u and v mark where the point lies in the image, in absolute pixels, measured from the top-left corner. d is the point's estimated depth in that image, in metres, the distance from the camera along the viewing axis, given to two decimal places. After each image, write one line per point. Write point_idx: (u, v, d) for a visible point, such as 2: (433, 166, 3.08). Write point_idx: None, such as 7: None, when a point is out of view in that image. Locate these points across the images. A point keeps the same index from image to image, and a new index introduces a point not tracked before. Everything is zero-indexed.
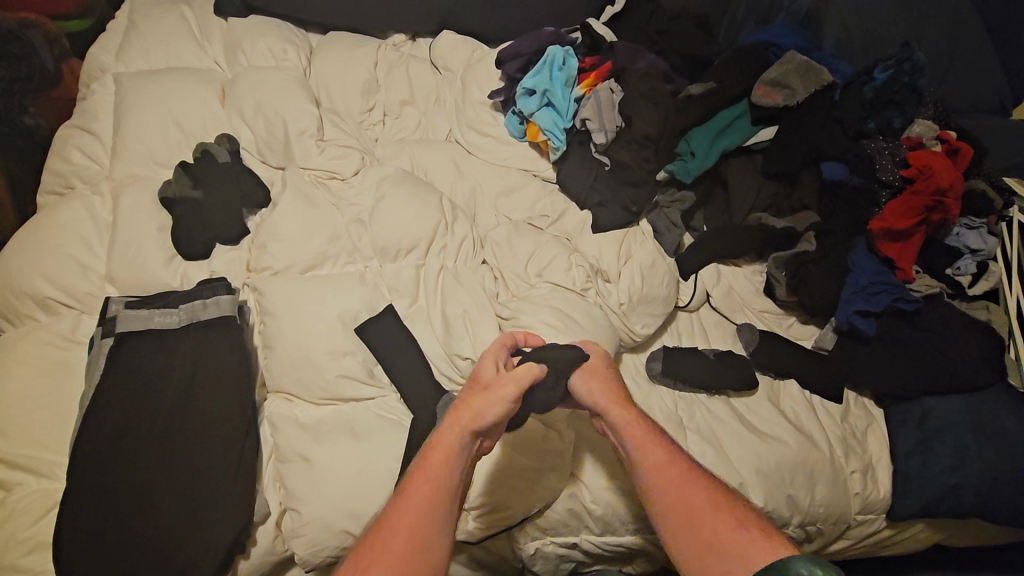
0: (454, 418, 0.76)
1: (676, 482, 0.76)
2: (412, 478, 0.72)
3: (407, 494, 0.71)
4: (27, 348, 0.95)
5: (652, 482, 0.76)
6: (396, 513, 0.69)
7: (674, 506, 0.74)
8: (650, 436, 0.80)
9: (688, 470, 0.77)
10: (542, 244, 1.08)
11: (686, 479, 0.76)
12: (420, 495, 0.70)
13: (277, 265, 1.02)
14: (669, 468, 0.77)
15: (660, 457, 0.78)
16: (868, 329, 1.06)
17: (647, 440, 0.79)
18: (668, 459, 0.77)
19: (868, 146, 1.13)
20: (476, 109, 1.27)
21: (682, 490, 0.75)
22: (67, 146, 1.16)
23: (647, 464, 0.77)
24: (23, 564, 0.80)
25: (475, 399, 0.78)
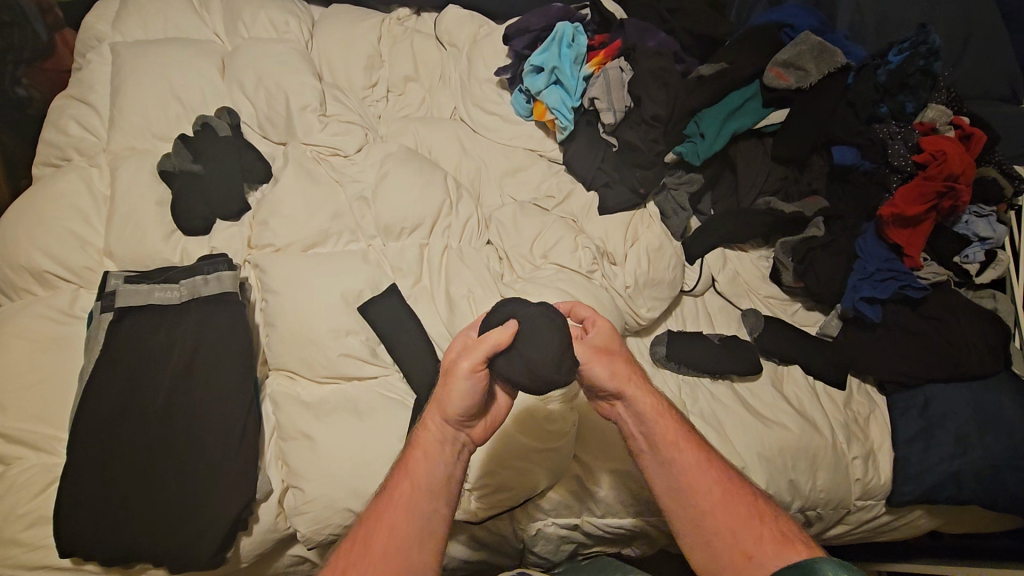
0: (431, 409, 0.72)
1: (709, 488, 0.71)
2: (396, 476, 0.70)
3: (391, 495, 0.69)
4: (25, 322, 0.94)
5: (685, 486, 0.72)
6: (382, 510, 0.68)
7: (707, 514, 0.70)
8: (680, 435, 0.74)
9: (719, 471, 0.73)
10: (548, 225, 1.07)
11: (720, 483, 0.72)
12: (404, 494, 0.68)
13: (279, 242, 1.00)
14: (702, 471, 0.72)
15: (691, 458, 0.73)
16: (873, 316, 1.06)
17: (677, 439, 0.74)
18: (700, 461, 0.73)
19: (881, 130, 1.11)
20: (482, 87, 1.25)
21: (716, 492, 0.71)
22: (63, 118, 1.14)
23: (677, 467, 0.72)
24: (25, 537, 0.80)
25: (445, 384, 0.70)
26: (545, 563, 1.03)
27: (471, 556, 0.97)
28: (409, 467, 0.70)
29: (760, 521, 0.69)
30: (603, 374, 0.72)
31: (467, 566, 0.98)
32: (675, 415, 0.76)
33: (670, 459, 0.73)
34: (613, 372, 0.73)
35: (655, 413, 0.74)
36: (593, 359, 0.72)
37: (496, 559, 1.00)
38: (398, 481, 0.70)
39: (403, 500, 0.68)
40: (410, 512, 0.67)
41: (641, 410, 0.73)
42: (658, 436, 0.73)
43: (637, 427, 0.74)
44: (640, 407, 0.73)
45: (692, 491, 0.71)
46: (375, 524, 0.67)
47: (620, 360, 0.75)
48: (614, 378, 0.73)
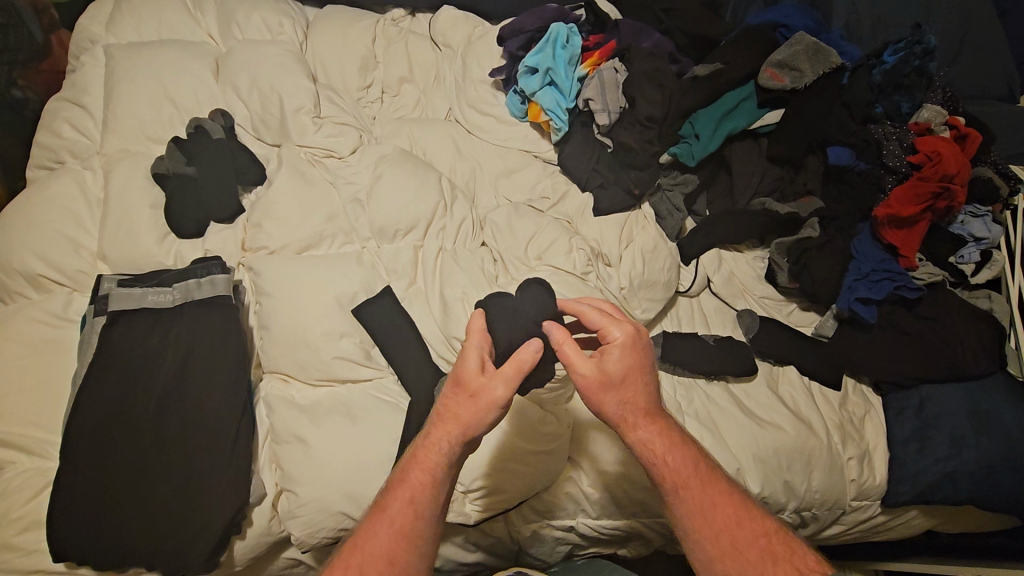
0: (441, 429, 0.70)
1: (722, 528, 0.68)
2: (392, 498, 0.69)
3: (385, 518, 0.67)
4: (19, 325, 0.94)
5: (692, 527, 0.69)
6: (377, 535, 0.67)
7: (717, 556, 0.66)
8: (690, 472, 0.70)
9: (733, 509, 0.69)
10: (543, 227, 1.07)
11: (731, 523, 0.68)
12: (404, 519, 0.67)
13: (273, 244, 1.00)
14: (713, 509, 0.69)
15: (701, 495, 0.69)
16: (869, 316, 1.06)
17: (684, 476, 0.70)
18: (710, 501, 0.69)
19: (876, 130, 1.10)
20: (476, 88, 1.25)
21: (729, 527, 0.68)
22: (57, 120, 1.13)
23: (683, 507, 0.69)
24: (18, 542, 0.80)
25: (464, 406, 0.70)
26: (541, 564, 1.04)
27: (467, 558, 0.97)
28: (407, 489, 0.69)
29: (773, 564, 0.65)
30: (598, 407, 0.71)
31: (462, 568, 0.98)
32: (686, 451, 0.72)
33: (676, 498, 0.70)
34: (615, 406, 0.70)
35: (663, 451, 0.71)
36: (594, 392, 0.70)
37: (491, 561, 1.00)
38: (393, 504, 0.69)
39: (399, 525, 0.67)
40: (405, 539, 0.67)
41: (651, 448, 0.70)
42: (668, 474, 0.70)
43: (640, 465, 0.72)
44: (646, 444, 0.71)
45: (707, 531, 0.68)
46: (370, 548, 0.66)
47: (624, 397, 0.70)
48: (616, 413, 0.70)
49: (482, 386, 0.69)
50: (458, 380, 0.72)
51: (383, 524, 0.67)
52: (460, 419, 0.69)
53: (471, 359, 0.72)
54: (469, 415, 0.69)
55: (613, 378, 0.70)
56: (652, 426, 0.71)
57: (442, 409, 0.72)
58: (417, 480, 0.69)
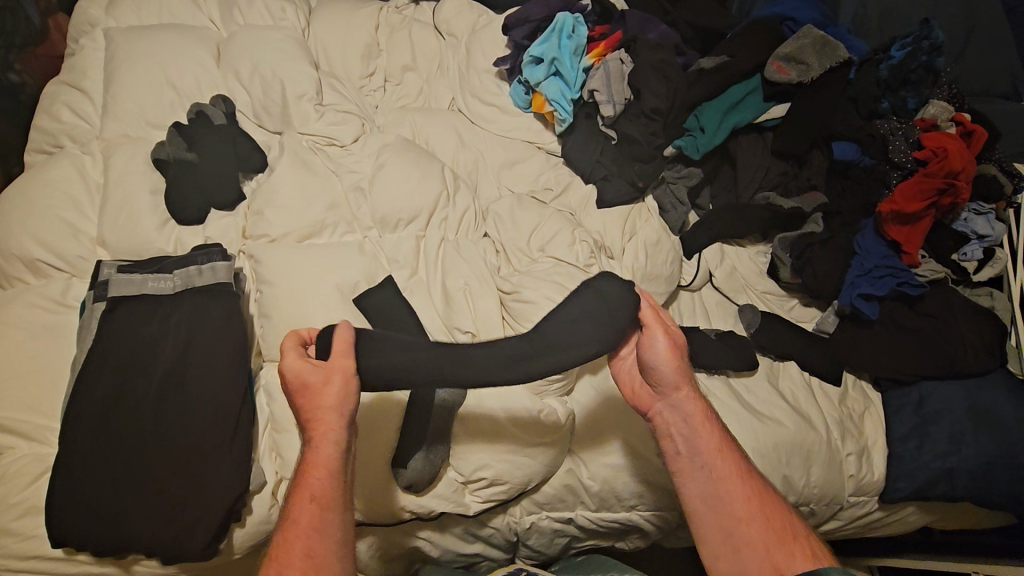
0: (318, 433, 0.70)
1: (750, 497, 0.73)
2: (296, 501, 0.69)
3: (301, 495, 0.69)
4: (18, 310, 0.93)
5: (720, 495, 0.72)
6: (292, 540, 0.66)
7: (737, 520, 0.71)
8: (723, 445, 0.76)
9: (756, 485, 0.74)
10: (546, 218, 1.06)
11: (758, 493, 0.73)
12: (316, 496, 0.69)
13: (273, 232, 0.99)
14: (738, 481, 0.73)
15: (730, 466, 0.74)
16: (871, 313, 1.05)
17: (720, 447, 0.75)
18: (740, 476, 0.73)
19: (881, 126, 1.09)
20: (480, 77, 1.24)
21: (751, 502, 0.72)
22: (56, 104, 1.12)
23: (717, 473, 0.73)
24: (16, 527, 0.80)
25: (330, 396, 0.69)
26: (540, 555, 1.05)
27: (467, 548, 0.97)
28: (308, 478, 0.69)
29: (791, 531, 0.71)
30: (666, 364, 0.74)
31: (461, 559, 0.99)
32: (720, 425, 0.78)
33: (711, 463, 0.74)
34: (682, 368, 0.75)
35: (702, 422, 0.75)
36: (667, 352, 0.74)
37: (491, 552, 1.01)
38: (303, 489, 0.69)
39: (312, 507, 0.68)
40: (319, 525, 0.68)
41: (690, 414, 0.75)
42: (706, 443, 0.74)
43: (680, 430, 0.75)
44: (689, 409, 0.75)
45: (726, 500, 0.72)
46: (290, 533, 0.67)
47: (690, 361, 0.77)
48: (679, 375, 0.75)
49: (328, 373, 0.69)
50: (302, 388, 0.70)
51: (293, 529, 0.67)
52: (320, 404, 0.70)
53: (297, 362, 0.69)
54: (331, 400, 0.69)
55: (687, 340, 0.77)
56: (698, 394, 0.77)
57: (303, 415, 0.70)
58: (316, 466, 0.69)
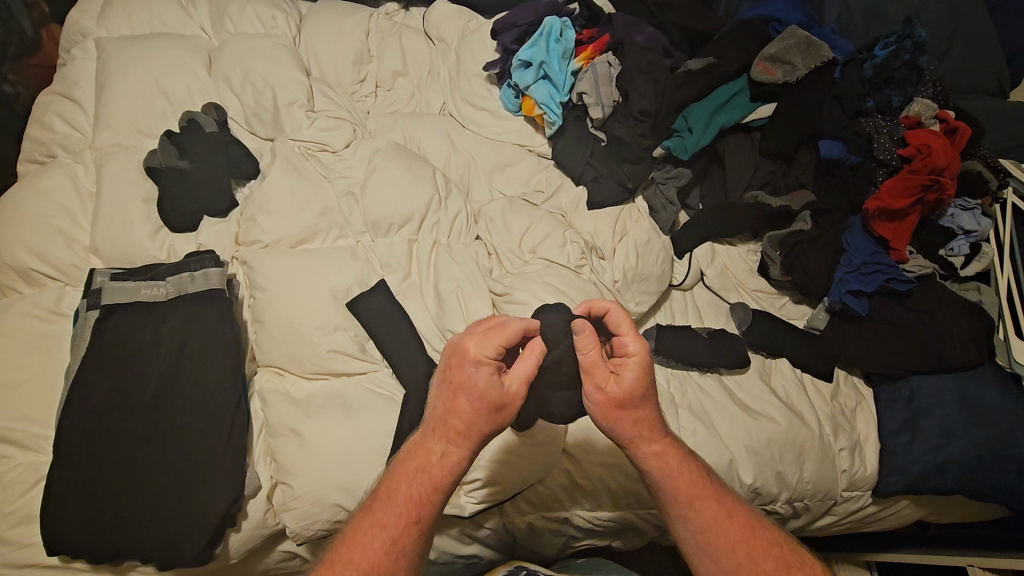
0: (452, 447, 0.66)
1: (734, 541, 0.69)
2: (384, 491, 0.67)
3: (388, 500, 0.66)
4: (12, 319, 0.93)
5: (704, 545, 0.69)
6: (368, 532, 0.65)
7: (727, 569, 0.68)
8: (700, 492, 0.70)
9: (742, 526, 0.70)
10: (537, 221, 1.07)
11: (744, 535, 0.69)
12: (393, 519, 0.66)
13: (267, 238, 1.00)
14: (725, 524, 0.69)
15: (712, 512, 0.70)
16: (859, 309, 1.06)
17: (696, 496, 0.70)
18: (726, 520, 0.70)
19: (867, 124, 1.11)
20: (470, 82, 1.25)
21: (741, 546, 0.69)
22: (48, 114, 1.12)
23: (699, 519, 0.69)
24: (11, 536, 0.80)
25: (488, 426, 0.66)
26: (539, 555, 1.05)
27: (463, 550, 0.97)
28: (394, 493, 0.67)
29: None
30: (603, 423, 0.69)
31: (459, 561, 0.99)
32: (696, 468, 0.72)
33: (688, 513, 0.70)
34: (626, 426, 0.69)
35: (676, 472, 0.70)
36: (603, 411, 0.68)
37: (488, 553, 1.01)
38: (386, 505, 0.66)
39: (389, 528, 0.65)
40: (402, 530, 0.65)
41: (658, 468, 0.70)
42: (681, 494, 0.70)
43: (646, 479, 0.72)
44: (653, 463, 0.70)
45: (713, 549, 0.69)
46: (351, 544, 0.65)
47: (641, 416, 0.69)
48: (625, 431, 0.69)
49: (516, 396, 0.65)
50: (480, 391, 0.64)
51: (374, 520, 0.66)
52: (477, 395, 0.64)
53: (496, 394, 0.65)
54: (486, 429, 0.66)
55: (631, 397, 0.67)
56: (664, 443, 0.70)
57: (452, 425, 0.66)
58: (407, 486, 0.67)
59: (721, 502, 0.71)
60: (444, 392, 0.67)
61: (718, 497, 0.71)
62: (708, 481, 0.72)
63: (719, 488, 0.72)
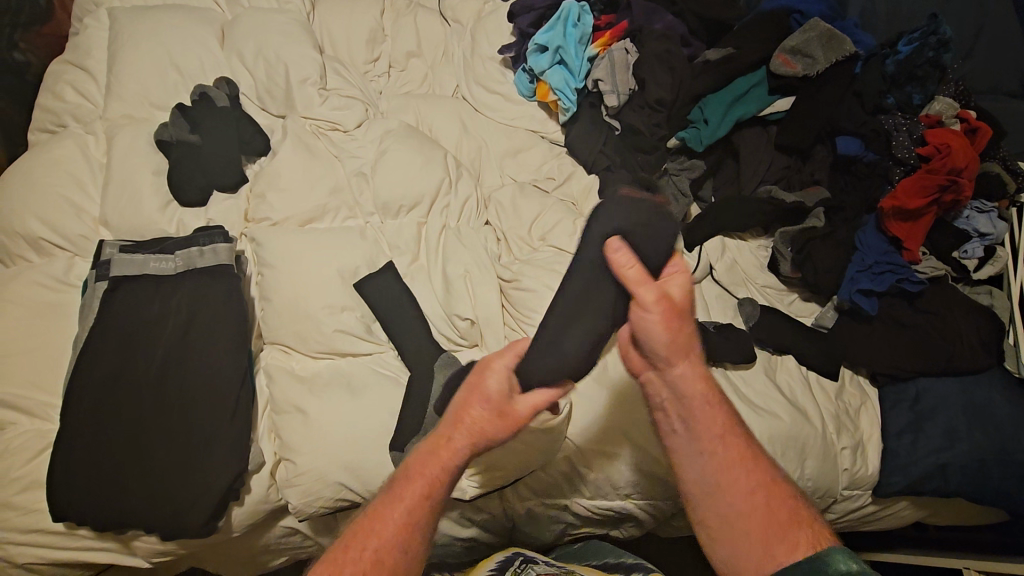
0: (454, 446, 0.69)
1: (748, 481, 0.70)
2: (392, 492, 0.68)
3: (396, 503, 0.67)
4: (20, 288, 0.94)
5: (719, 473, 0.70)
6: (373, 530, 0.65)
7: (734, 501, 0.69)
8: (726, 422, 0.73)
9: (762, 469, 0.71)
10: (548, 207, 1.06)
11: (756, 476, 0.71)
12: (399, 522, 0.66)
13: (276, 216, 1.00)
14: (743, 463, 0.71)
15: (736, 446, 0.72)
16: (869, 308, 1.06)
17: (724, 424, 0.73)
18: (740, 454, 0.71)
19: (886, 121, 1.09)
20: (485, 64, 1.24)
21: (754, 483, 0.70)
22: (60, 83, 1.12)
23: (714, 460, 0.71)
24: (17, 502, 0.81)
25: (484, 418, 0.70)
26: (537, 541, 1.06)
27: (461, 533, 0.99)
28: (396, 497, 0.67)
29: (797, 524, 0.67)
30: (660, 334, 0.71)
31: (458, 544, 1.01)
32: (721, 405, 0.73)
33: (714, 443, 0.72)
34: (677, 344, 0.72)
35: (710, 395, 0.73)
36: (660, 321, 0.71)
37: (485, 536, 1.02)
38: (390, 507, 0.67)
39: (391, 528, 0.65)
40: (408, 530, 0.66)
41: (688, 386, 0.73)
42: (708, 415, 0.72)
43: (676, 403, 0.73)
44: (684, 381, 0.72)
45: (725, 478, 0.70)
46: (343, 560, 0.63)
47: (681, 327, 0.72)
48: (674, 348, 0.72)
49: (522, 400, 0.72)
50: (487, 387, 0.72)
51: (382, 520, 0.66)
52: (487, 393, 0.71)
53: (500, 382, 0.72)
54: (487, 421, 0.70)
55: (684, 307, 0.73)
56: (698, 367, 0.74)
57: (455, 416, 0.71)
58: (412, 490, 0.67)
59: (742, 436, 0.73)
60: (458, 402, 0.73)
61: (740, 431, 0.74)
62: (732, 416, 0.74)
63: (741, 426, 0.75)
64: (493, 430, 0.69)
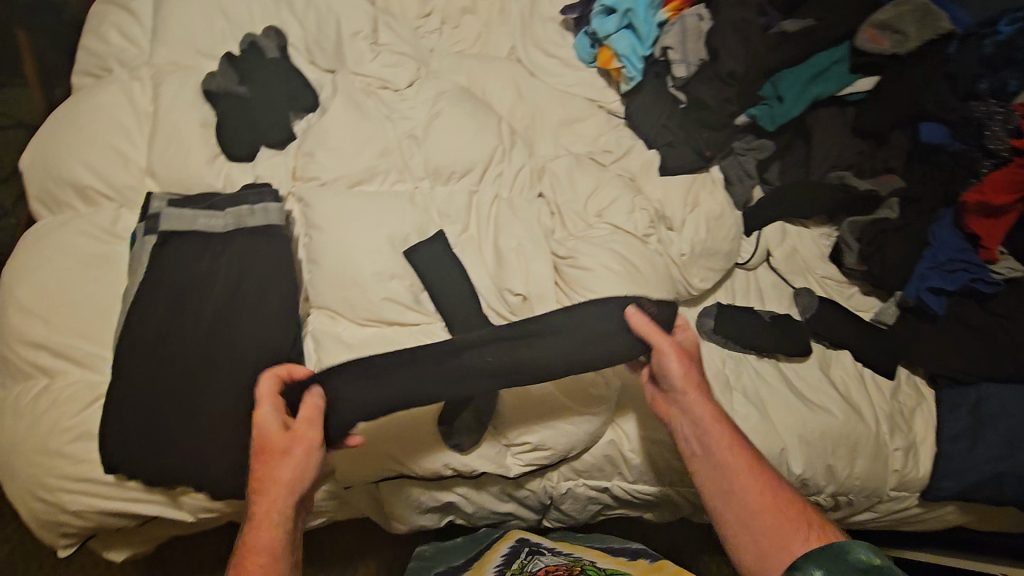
0: (268, 508, 0.73)
1: (762, 493, 0.76)
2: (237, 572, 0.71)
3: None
4: (69, 238, 0.92)
5: (736, 486, 0.77)
6: None
7: (756, 513, 0.75)
8: (735, 441, 0.80)
9: (771, 481, 0.78)
10: (606, 182, 1.02)
11: (767, 488, 0.77)
12: None
13: (325, 176, 0.96)
14: (755, 478, 0.77)
15: (745, 462, 0.78)
16: (937, 307, 1.03)
17: (733, 444, 0.79)
18: (752, 471, 0.78)
19: (978, 108, 0.98)
20: (544, 27, 1.18)
21: (765, 494, 0.76)
22: (104, 24, 1.08)
23: (731, 475, 0.77)
24: (70, 450, 0.82)
25: (288, 471, 0.74)
26: (570, 519, 1.05)
27: (499, 507, 1.00)
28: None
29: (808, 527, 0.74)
30: (679, 374, 0.80)
31: (494, 517, 1.02)
32: (730, 428, 0.81)
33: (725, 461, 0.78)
34: (687, 378, 0.80)
35: (717, 422, 0.80)
36: (676, 360, 0.80)
37: (521, 511, 1.02)
38: None
39: None
40: None
41: (699, 416, 0.80)
42: (719, 439, 0.79)
43: (694, 432, 0.80)
44: (699, 411, 0.80)
45: (740, 489, 0.77)
46: None
47: (695, 365, 0.81)
48: (686, 386, 0.81)
49: (308, 432, 0.75)
50: (269, 444, 0.75)
51: None
52: (266, 446, 0.74)
53: (273, 431, 0.75)
54: (281, 470, 0.73)
55: (692, 354, 0.83)
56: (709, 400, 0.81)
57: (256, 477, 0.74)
58: (256, 557, 0.71)
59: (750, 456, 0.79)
60: (256, 466, 0.75)
61: (749, 452, 0.80)
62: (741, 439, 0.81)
63: (750, 447, 0.81)
64: (295, 483, 0.74)
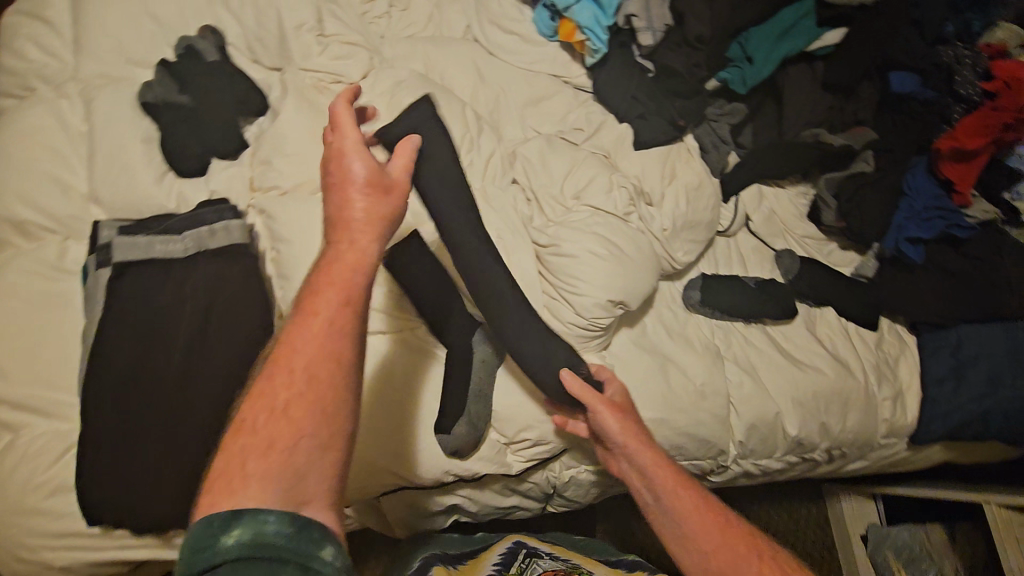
0: (351, 242, 0.60)
1: (712, 533, 0.72)
2: (299, 319, 0.56)
3: (302, 338, 0.55)
4: (12, 279, 0.85)
5: (684, 529, 0.73)
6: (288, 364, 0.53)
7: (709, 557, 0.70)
8: (682, 482, 0.76)
9: (722, 518, 0.73)
10: (580, 161, 0.99)
11: (719, 526, 0.72)
12: (316, 370, 0.54)
13: (285, 184, 0.90)
14: (706, 518, 0.73)
15: (693, 502, 0.74)
16: (914, 256, 1.04)
17: (680, 486, 0.76)
18: (703, 511, 0.73)
19: (947, 53, 1.00)
20: (499, 2, 1.12)
21: (715, 533, 0.71)
22: (16, 37, 0.97)
23: (679, 518, 0.73)
24: (46, 506, 0.77)
25: (370, 208, 0.61)
26: (575, 502, 1.04)
27: (504, 501, 0.98)
28: (299, 348, 0.54)
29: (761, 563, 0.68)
30: (614, 426, 0.79)
31: (500, 510, 1.00)
32: (676, 470, 0.78)
33: (673, 504, 0.75)
34: (621, 428, 0.79)
35: (660, 466, 0.77)
36: (604, 412, 0.79)
37: (525, 501, 1.00)
38: (298, 355, 0.54)
39: (312, 379, 0.53)
40: (329, 372, 0.54)
41: (643, 463, 0.77)
42: (663, 483, 0.76)
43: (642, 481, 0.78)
44: (642, 458, 0.78)
45: (691, 530, 0.72)
46: (244, 435, 0.51)
47: (629, 418, 0.80)
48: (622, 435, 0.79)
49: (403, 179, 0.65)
50: (341, 181, 0.62)
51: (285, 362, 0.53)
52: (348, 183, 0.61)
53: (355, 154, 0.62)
54: (364, 239, 0.60)
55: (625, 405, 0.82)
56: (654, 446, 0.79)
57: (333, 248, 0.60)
58: (320, 323, 0.55)
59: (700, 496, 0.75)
60: (330, 201, 0.62)
61: (699, 493, 0.76)
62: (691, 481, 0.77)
63: (701, 488, 0.77)
64: (377, 237, 0.61)
